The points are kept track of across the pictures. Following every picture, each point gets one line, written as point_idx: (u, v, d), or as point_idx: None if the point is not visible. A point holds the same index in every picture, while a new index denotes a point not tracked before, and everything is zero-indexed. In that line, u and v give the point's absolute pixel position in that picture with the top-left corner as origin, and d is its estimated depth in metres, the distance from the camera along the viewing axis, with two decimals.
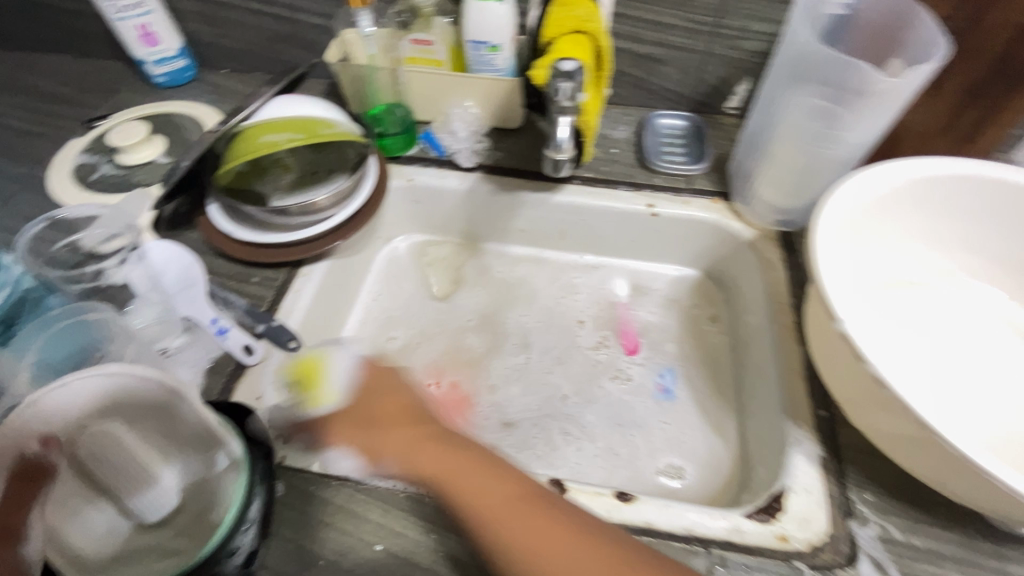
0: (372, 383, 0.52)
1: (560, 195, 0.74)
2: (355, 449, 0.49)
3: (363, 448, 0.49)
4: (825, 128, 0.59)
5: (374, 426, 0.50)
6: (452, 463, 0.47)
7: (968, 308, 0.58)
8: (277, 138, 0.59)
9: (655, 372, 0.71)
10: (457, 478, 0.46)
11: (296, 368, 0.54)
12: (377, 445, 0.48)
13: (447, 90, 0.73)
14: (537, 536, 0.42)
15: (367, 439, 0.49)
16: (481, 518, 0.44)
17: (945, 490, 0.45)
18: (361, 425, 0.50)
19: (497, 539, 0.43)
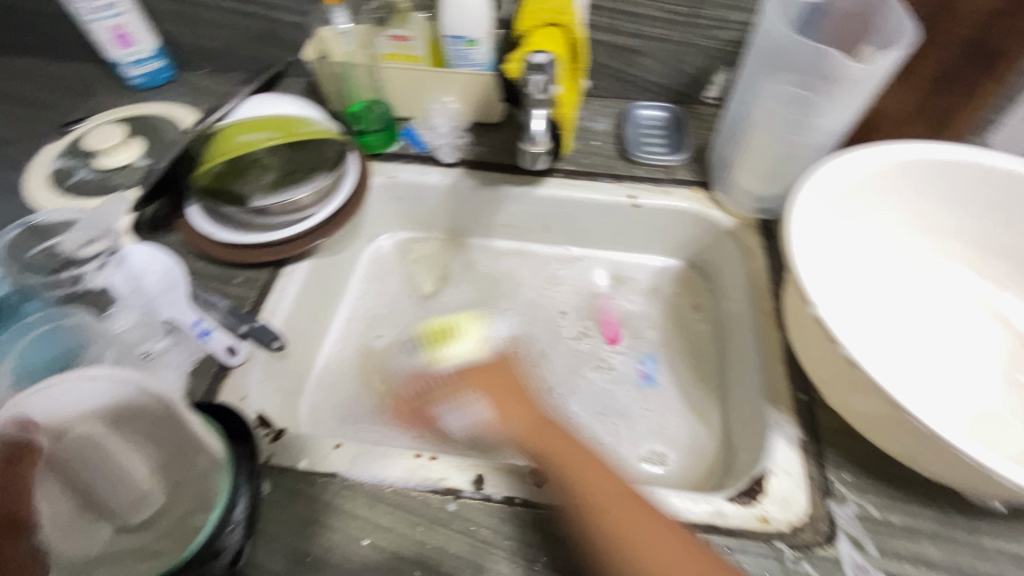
0: (496, 366, 0.61)
1: (542, 188, 0.74)
2: (486, 408, 0.59)
3: (493, 411, 0.58)
4: (800, 116, 0.60)
5: (502, 393, 0.59)
6: (569, 453, 0.51)
7: (942, 289, 0.59)
8: (254, 137, 0.59)
9: (637, 360, 0.71)
10: (566, 456, 0.51)
11: (432, 329, 0.67)
12: (500, 408, 0.58)
13: (425, 85, 0.73)
14: (649, 540, 0.43)
15: (498, 406, 0.58)
16: (599, 518, 0.45)
17: (920, 467, 0.46)
18: (495, 391, 0.59)
19: (612, 540, 0.44)
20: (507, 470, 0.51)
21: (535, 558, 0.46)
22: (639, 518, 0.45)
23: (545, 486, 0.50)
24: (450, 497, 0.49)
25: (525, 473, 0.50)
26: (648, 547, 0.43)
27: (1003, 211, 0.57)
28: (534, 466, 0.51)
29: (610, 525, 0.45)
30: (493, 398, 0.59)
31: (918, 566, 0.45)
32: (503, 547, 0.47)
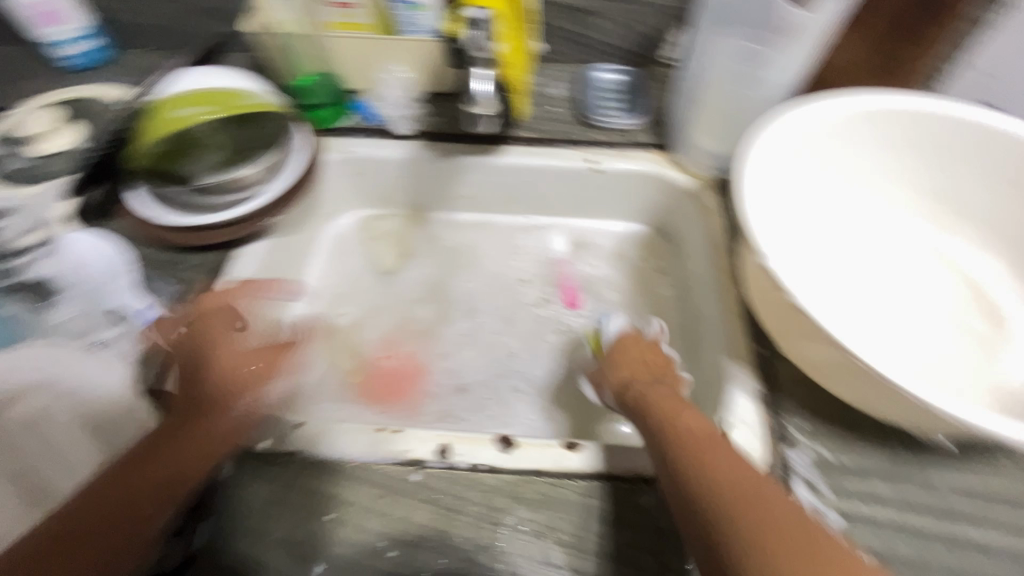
0: (636, 337, 0.62)
1: (501, 157, 0.73)
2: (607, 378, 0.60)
3: (611, 377, 0.59)
4: (748, 69, 0.60)
5: (629, 362, 0.59)
6: (673, 408, 0.49)
7: (891, 239, 0.61)
8: (193, 112, 0.56)
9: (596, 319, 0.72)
10: (673, 413, 0.48)
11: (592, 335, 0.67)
12: (621, 369, 0.58)
13: (374, 54, 0.70)
14: (731, 479, 0.40)
15: (617, 371, 0.59)
16: (689, 459, 0.42)
17: (870, 410, 0.48)
18: (624, 360, 0.59)
19: (696, 480, 0.40)
20: (471, 439, 0.51)
21: (502, 519, 0.47)
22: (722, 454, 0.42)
23: (510, 450, 0.50)
24: (414, 468, 0.49)
25: (489, 440, 0.50)
26: (730, 474, 0.40)
27: (951, 159, 0.57)
28: (498, 433, 0.51)
29: (696, 453, 0.42)
30: (616, 367, 0.59)
31: (870, 504, 0.46)
32: (467, 512, 0.47)
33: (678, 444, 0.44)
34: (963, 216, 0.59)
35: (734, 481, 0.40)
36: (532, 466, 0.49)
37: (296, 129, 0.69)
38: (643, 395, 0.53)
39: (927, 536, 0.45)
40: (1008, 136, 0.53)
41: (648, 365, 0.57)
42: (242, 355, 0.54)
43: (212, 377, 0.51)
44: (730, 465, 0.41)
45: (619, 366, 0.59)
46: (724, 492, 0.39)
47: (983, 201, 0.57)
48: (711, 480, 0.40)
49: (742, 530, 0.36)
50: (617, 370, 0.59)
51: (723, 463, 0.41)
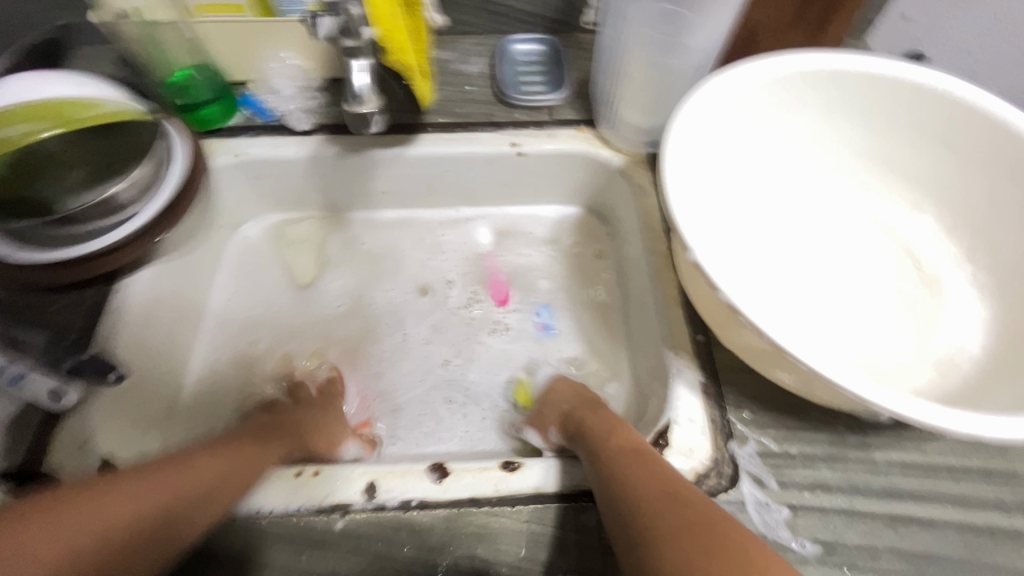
0: (562, 380, 0.60)
1: (415, 147, 0.66)
2: (542, 422, 0.57)
3: (544, 420, 0.57)
4: (671, 33, 0.54)
5: (557, 408, 0.56)
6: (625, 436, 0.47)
7: (824, 207, 0.59)
8: (13, 133, 0.48)
9: (532, 312, 0.70)
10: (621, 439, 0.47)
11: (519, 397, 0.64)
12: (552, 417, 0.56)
13: (254, 40, 0.61)
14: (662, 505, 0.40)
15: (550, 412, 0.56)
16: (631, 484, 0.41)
17: (810, 394, 0.46)
18: (550, 405, 0.57)
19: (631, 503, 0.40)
20: (400, 472, 0.46)
21: (437, 558, 0.43)
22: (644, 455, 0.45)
23: (443, 481, 0.46)
24: (338, 515, 0.45)
25: (421, 471, 0.46)
26: (656, 489, 0.41)
27: (881, 118, 0.55)
28: (432, 461, 0.47)
29: (628, 472, 0.43)
30: (550, 415, 0.56)
31: (816, 492, 0.45)
32: (400, 557, 0.43)
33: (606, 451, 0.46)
34: (895, 176, 0.57)
35: (648, 476, 0.42)
36: (467, 494, 0.45)
37: (172, 133, 0.59)
38: (576, 431, 0.52)
39: (873, 519, 0.44)
40: (936, 91, 0.51)
41: (583, 397, 0.56)
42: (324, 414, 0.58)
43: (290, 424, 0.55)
44: (654, 471, 0.43)
45: (554, 411, 0.56)
46: (634, 483, 0.42)
47: (915, 161, 0.56)
48: (623, 476, 0.42)
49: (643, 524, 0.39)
50: (551, 412, 0.57)
51: (644, 470, 0.43)
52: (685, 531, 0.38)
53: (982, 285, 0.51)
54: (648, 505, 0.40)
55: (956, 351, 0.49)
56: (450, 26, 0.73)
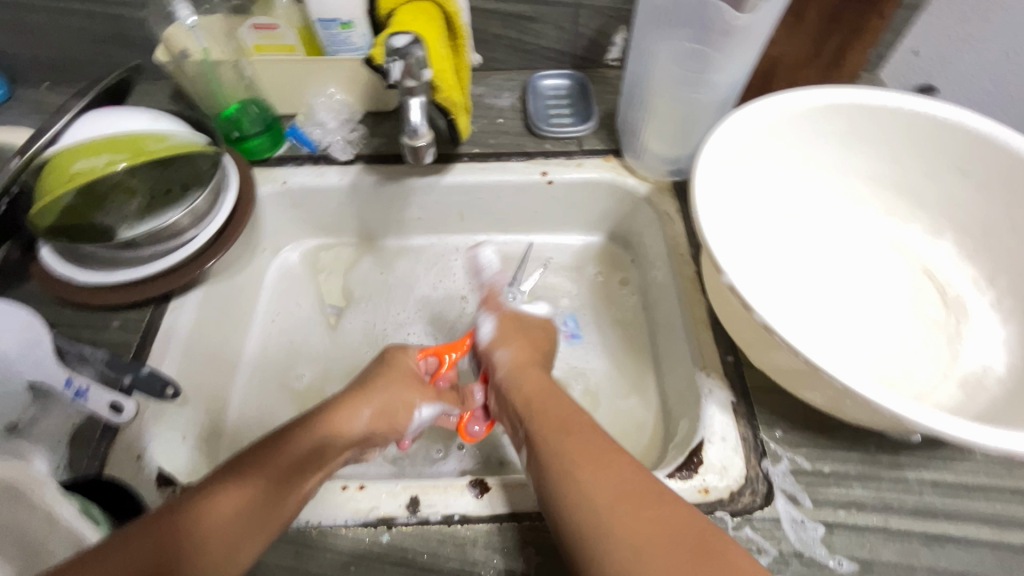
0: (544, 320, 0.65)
1: (450, 175, 0.70)
2: (498, 337, 0.61)
3: (499, 339, 0.61)
4: (696, 70, 0.57)
5: (524, 339, 0.60)
6: (592, 438, 0.45)
7: (848, 233, 0.61)
8: (96, 162, 0.52)
9: (559, 320, 0.73)
10: (569, 429, 0.46)
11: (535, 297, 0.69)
12: (506, 338, 0.60)
13: (303, 78, 0.66)
14: (642, 527, 0.36)
15: (508, 340, 0.60)
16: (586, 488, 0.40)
17: (840, 414, 0.47)
18: (514, 331, 0.61)
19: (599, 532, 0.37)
20: (442, 487, 0.48)
21: (482, 570, 0.44)
22: (564, 410, 0.49)
23: (483, 496, 0.47)
24: (383, 528, 0.46)
25: (463, 486, 0.48)
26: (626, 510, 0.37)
27: (895, 150, 0.58)
28: (473, 476, 0.48)
29: (583, 480, 0.40)
30: (515, 339, 0.60)
31: (850, 510, 0.46)
32: (445, 569, 0.44)
33: (535, 409, 0.50)
34: (912, 204, 0.60)
35: (583, 452, 0.43)
36: (506, 509, 0.46)
37: (227, 163, 0.63)
38: (521, 372, 0.56)
39: (907, 537, 0.45)
40: (945, 121, 0.54)
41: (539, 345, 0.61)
42: (373, 399, 0.54)
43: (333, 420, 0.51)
44: (593, 441, 0.44)
45: (506, 335, 0.61)
46: (570, 462, 0.42)
47: (933, 188, 0.58)
48: (561, 456, 0.43)
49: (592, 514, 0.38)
50: (520, 336, 0.61)
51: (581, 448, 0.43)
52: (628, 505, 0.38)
53: (1004, 308, 0.53)
54: (591, 488, 0.40)
55: (983, 370, 0.50)
56: (483, 63, 0.77)
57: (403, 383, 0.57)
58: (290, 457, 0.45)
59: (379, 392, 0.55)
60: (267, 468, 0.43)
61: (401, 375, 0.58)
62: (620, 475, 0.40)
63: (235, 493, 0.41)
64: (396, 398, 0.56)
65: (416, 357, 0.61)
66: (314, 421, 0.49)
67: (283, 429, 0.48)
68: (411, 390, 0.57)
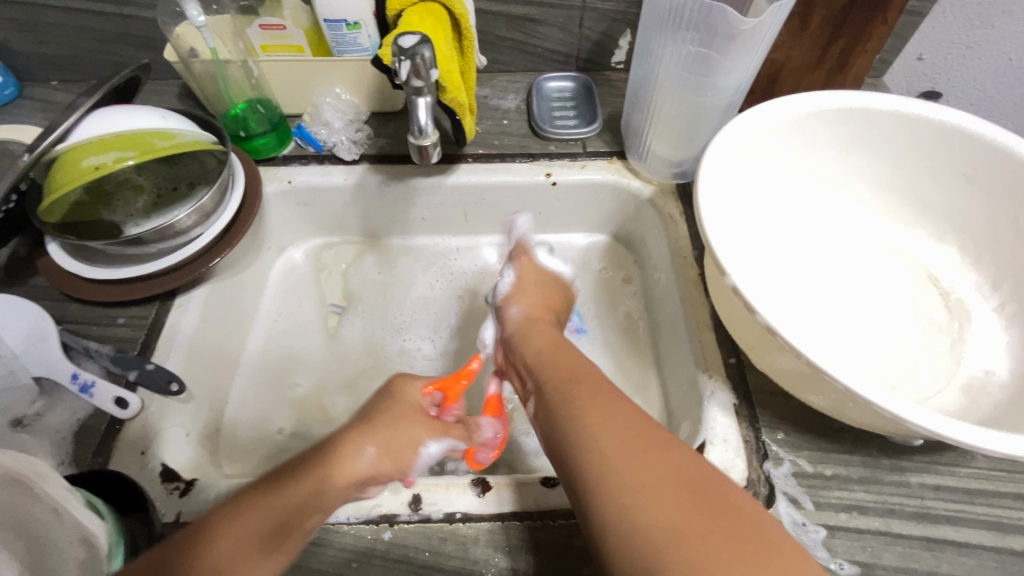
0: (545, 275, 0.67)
1: (454, 176, 0.70)
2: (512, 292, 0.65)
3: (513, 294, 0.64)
4: (701, 74, 0.58)
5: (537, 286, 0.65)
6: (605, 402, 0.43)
7: (851, 237, 0.61)
8: (104, 160, 0.54)
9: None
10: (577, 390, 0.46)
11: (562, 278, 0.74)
12: (519, 294, 0.64)
13: (310, 78, 0.67)
14: (649, 479, 0.36)
15: (520, 296, 0.64)
16: (593, 441, 0.40)
17: (841, 417, 0.47)
18: (532, 282, 0.65)
19: (607, 486, 0.37)
20: (444, 485, 0.48)
21: (483, 568, 0.44)
22: (574, 361, 0.51)
23: (485, 494, 0.47)
24: (385, 525, 0.46)
25: (464, 485, 0.48)
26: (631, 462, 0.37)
27: (898, 154, 0.58)
28: (475, 475, 0.48)
29: (590, 435, 0.40)
30: (527, 295, 0.64)
31: (852, 513, 0.46)
32: (446, 567, 0.44)
33: (547, 359, 0.52)
34: (915, 208, 0.60)
35: (593, 408, 0.43)
36: (507, 508, 0.46)
37: (234, 163, 0.63)
38: (530, 326, 0.59)
39: (909, 541, 0.45)
40: (948, 125, 0.54)
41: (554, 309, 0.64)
42: (382, 433, 0.49)
43: (340, 456, 0.45)
44: (622, 415, 0.41)
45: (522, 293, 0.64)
46: (580, 415, 0.43)
47: (937, 193, 0.58)
48: (573, 409, 0.44)
49: (600, 467, 0.38)
50: (530, 290, 0.65)
51: (606, 417, 0.41)
52: (659, 478, 0.35)
53: (1006, 313, 0.53)
54: (616, 452, 0.38)
55: (985, 375, 0.50)
56: (488, 65, 0.78)
57: (411, 418, 0.53)
58: (296, 493, 0.41)
59: (383, 432, 0.49)
60: (266, 499, 0.40)
61: (407, 413, 0.53)
62: (623, 425, 0.40)
63: (229, 528, 0.38)
64: (401, 437, 0.50)
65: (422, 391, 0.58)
66: (323, 456, 0.45)
67: (287, 466, 0.43)
68: (418, 426, 0.52)
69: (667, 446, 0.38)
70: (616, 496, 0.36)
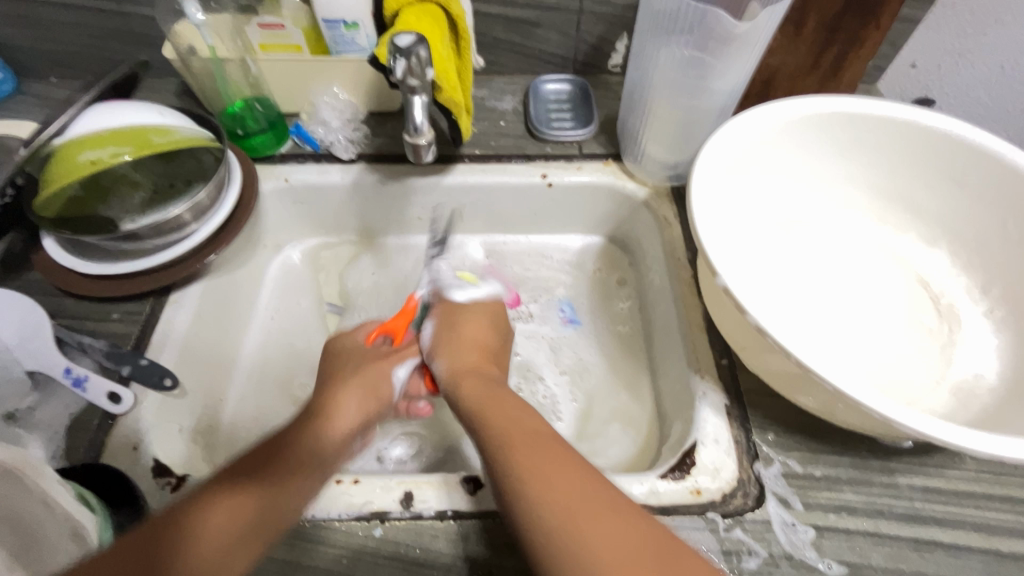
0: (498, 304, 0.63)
1: (451, 176, 0.70)
2: (438, 352, 0.57)
3: (438, 351, 0.57)
4: (696, 77, 0.58)
5: (470, 347, 0.57)
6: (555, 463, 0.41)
7: (845, 240, 0.61)
8: (101, 154, 0.55)
9: (557, 307, 0.75)
10: (530, 449, 0.43)
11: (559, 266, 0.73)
12: (451, 348, 0.57)
13: (308, 77, 0.67)
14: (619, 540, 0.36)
15: (450, 353, 0.56)
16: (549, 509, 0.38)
17: (831, 418, 0.47)
18: (455, 339, 0.58)
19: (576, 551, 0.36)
20: (436, 483, 0.48)
21: (473, 566, 0.44)
22: (521, 415, 0.47)
23: (477, 493, 0.47)
24: (377, 522, 0.46)
25: (456, 483, 0.48)
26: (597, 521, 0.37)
27: (888, 159, 0.59)
28: (466, 473, 0.48)
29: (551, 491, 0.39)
30: (456, 346, 0.57)
31: (840, 514, 0.46)
32: (437, 563, 0.45)
33: (486, 412, 0.48)
34: (908, 213, 0.60)
35: (548, 467, 0.41)
36: (500, 507, 0.46)
37: (231, 160, 0.64)
38: (459, 377, 0.53)
39: (897, 542, 0.45)
40: (939, 130, 0.55)
41: (494, 344, 0.58)
42: (355, 390, 0.54)
43: (315, 432, 0.49)
44: (584, 487, 0.39)
45: (467, 312, 0.61)
46: (534, 475, 0.41)
47: (931, 199, 0.58)
48: (518, 468, 0.42)
49: (569, 524, 0.37)
50: (461, 341, 0.57)
51: (546, 467, 0.41)
52: (608, 515, 0.38)
53: (997, 317, 0.53)
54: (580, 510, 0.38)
55: (974, 378, 0.50)
56: (486, 66, 0.78)
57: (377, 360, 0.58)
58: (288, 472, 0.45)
59: (357, 380, 0.54)
60: (253, 491, 0.42)
61: (343, 349, 0.60)
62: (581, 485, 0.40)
63: (225, 505, 0.41)
64: (376, 379, 0.55)
65: (362, 340, 0.61)
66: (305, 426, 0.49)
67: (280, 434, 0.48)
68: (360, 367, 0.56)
69: (589, 474, 0.41)
70: (575, 534, 0.37)
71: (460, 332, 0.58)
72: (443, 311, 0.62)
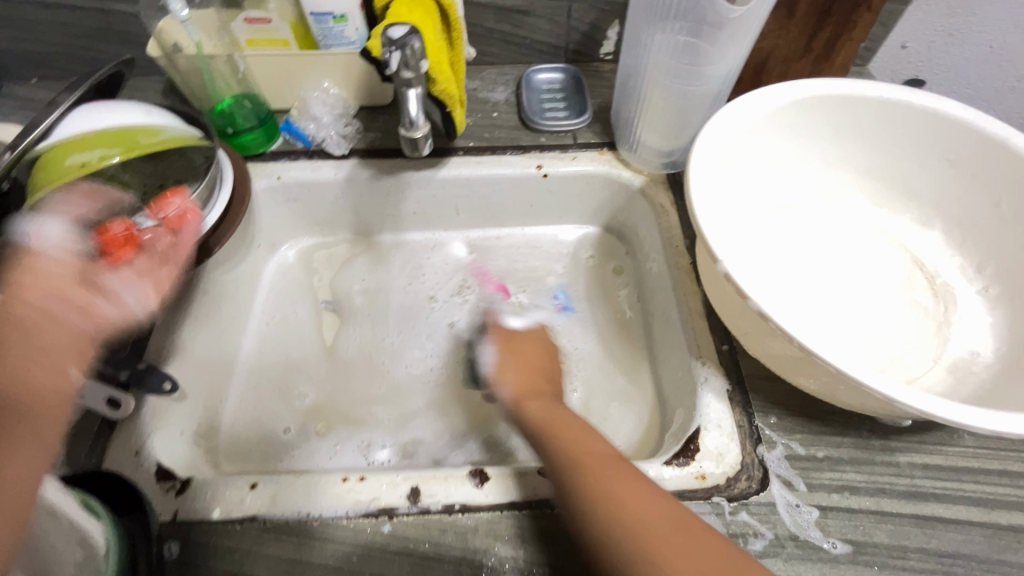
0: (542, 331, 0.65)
1: (446, 169, 0.70)
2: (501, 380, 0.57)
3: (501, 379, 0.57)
4: (690, 64, 0.58)
5: (534, 365, 0.59)
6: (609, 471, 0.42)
7: (840, 224, 0.62)
8: (89, 157, 0.53)
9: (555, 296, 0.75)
10: (586, 463, 0.43)
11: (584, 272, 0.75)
12: (515, 369, 0.58)
13: (296, 71, 0.66)
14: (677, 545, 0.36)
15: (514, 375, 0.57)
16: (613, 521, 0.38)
17: (840, 401, 0.48)
18: (513, 355, 0.60)
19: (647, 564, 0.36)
20: (442, 477, 0.48)
21: (483, 558, 0.45)
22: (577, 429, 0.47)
23: (484, 485, 0.48)
24: (385, 518, 0.46)
25: (463, 476, 0.48)
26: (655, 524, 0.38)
27: (886, 142, 0.59)
28: (472, 467, 0.49)
29: (611, 498, 0.40)
30: (517, 358, 0.60)
31: (843, 493, 0.47)
32: (446, 556, 0.45)
33: (551, 429, 0.48)
34: (903, 194, 0.61)
35: (598, 473, 0.42)
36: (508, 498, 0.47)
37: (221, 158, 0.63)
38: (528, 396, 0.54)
39: (899, 520, 0.46)
40: (935, 111, 0.54)
41: (549, 366, 0.59)
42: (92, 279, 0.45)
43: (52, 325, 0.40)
44: (633, 492, 0.40)
45: (521, 340, 0.63)
46: (595, 484, 0.41)
47: (928, 179, 0.59)
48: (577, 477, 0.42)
49: (628, 528, 0.38)
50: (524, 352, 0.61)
51: (615, 480, 0.41)
52: (658, 515, 0.38)
53: (992, 295, 0.54)
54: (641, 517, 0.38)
55: (972, 355, 0.51)
56: (477, 57, 0.77)
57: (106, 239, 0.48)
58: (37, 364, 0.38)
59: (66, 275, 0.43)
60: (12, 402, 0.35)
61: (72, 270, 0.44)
62: (632, 489, 0.40)
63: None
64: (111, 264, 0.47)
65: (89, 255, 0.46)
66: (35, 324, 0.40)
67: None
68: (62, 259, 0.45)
69: (634, 476, 0.41)
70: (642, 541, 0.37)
71: (517, 357, 0.60)
72: (501, 339, 0.64)
